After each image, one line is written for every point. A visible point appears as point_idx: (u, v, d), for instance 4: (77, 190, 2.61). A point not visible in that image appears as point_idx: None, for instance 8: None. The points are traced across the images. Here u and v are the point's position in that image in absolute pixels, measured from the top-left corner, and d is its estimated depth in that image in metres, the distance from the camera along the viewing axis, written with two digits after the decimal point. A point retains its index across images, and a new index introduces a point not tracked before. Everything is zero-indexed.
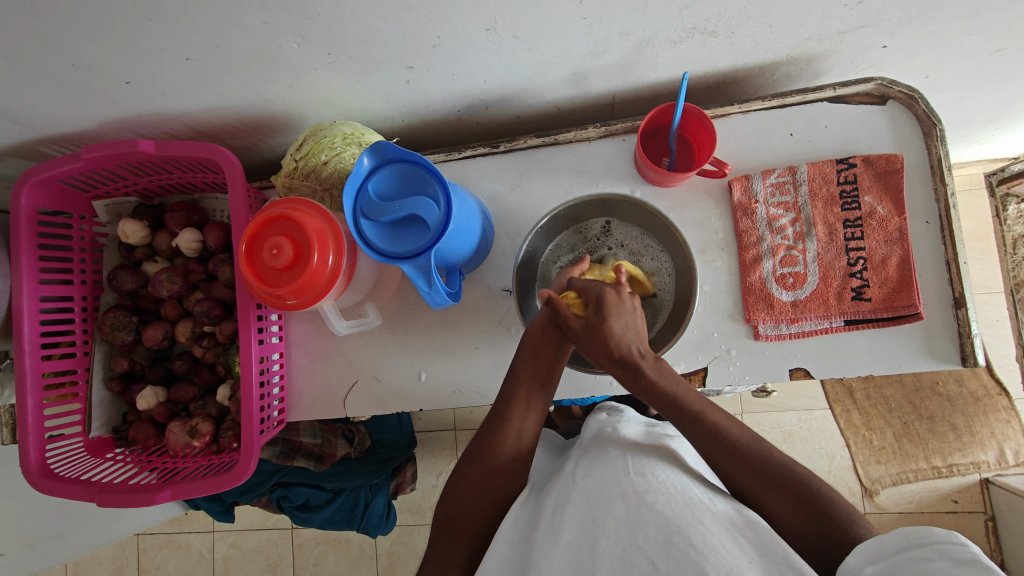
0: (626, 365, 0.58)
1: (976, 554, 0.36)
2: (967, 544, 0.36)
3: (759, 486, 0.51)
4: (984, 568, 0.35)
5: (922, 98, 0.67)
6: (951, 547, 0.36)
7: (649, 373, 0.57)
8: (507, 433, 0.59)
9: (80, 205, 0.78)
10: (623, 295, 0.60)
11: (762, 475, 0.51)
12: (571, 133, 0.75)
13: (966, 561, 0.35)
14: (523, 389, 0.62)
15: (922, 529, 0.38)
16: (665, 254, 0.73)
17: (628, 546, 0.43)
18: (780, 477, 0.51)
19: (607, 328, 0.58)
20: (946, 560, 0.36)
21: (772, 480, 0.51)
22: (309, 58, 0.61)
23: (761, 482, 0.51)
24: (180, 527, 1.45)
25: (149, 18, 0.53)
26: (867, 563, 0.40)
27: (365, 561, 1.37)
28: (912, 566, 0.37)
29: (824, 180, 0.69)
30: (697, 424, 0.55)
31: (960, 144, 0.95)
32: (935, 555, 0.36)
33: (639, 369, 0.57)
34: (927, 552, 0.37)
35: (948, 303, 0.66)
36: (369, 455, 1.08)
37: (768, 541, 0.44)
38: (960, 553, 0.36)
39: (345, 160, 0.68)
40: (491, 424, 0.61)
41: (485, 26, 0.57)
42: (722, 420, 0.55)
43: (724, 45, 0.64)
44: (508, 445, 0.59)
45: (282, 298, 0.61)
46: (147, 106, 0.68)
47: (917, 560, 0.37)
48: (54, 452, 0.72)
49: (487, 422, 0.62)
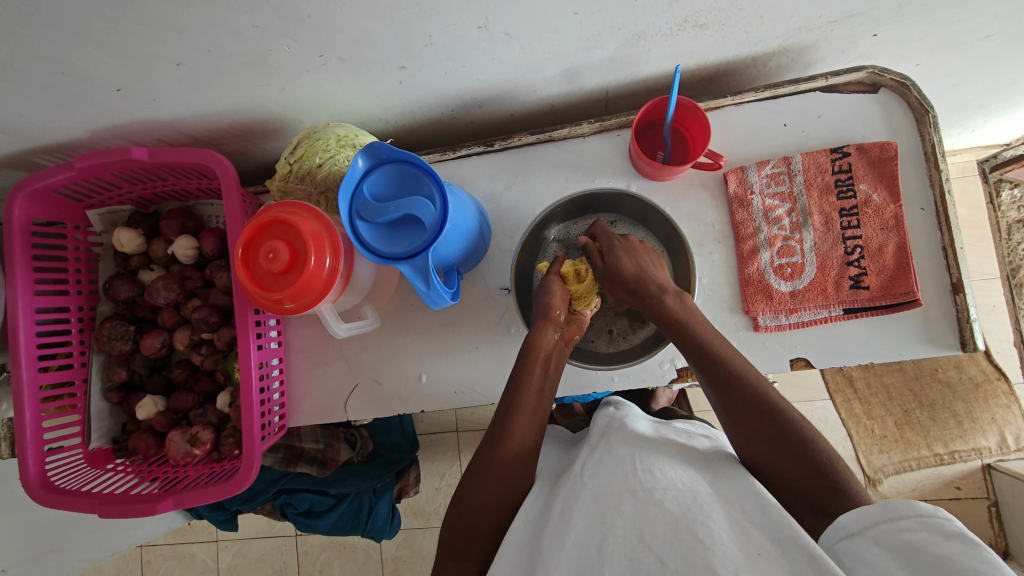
0: (642, 293, 0.61)
1: (961, 528, 0.38)
2: (953, 519, 0.38)
3: (769, 458, 0.51)
4: (969, 543, 0.37)
5: (914, 85, 0.67)
6: (938, 521, 0.38)
7: (668, 304, 0.60)
8: (512, 434, 0.57)
9: (74, 214, 0.77)
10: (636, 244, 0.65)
11: (786, 446, 0.50)
12: (566, 130, 0.75)
13: (954, 535, 0.37)
14: (534, 375, 0.60)
15: (910, 502, 0.40)
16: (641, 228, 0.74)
17: (637, 548, 0.43)
18: (763, 407, 0.53)
19: (622, 267, 0.62)
20: (933, 532, 0.38)
21: (755, 407, 0.53)
22: (301, 61, 0.61)
23: (775, 458, 0.51)
24: (185, 538, 1.45)
25: (138, 24, 0.52)
26: (857, 532, 0.42)
27: (371, 566, 1.36)
28: (898, 539, 0.39)
29: (819, 170, 0.69)
30: (685, 336, 0.58)
31: (953, 131, 0.95)
32: (923, 527, 0.38)
33: (658, 300, 0.60)
34: (913, 523, 0.39)
35: (946, 288, 0.67)
36: (372, 459, 1.08)
37: (779, 522, 0.43)
38: (948, 527, 0.38)
39: (340, 162, 0.68)
40: (497, 427, 0.58)
41: (477, 24, 0.57)
42: (710, 338, 0.57)
43: (716, 37, 0.64)
44: (515, 446, 0.56)
45: (279, 303, 0.60)
46: (139, 113, 0.68)
47: (905, 532, 0.39)
48: (54, 464, 0.71)
49: (489, 432, 0.59)
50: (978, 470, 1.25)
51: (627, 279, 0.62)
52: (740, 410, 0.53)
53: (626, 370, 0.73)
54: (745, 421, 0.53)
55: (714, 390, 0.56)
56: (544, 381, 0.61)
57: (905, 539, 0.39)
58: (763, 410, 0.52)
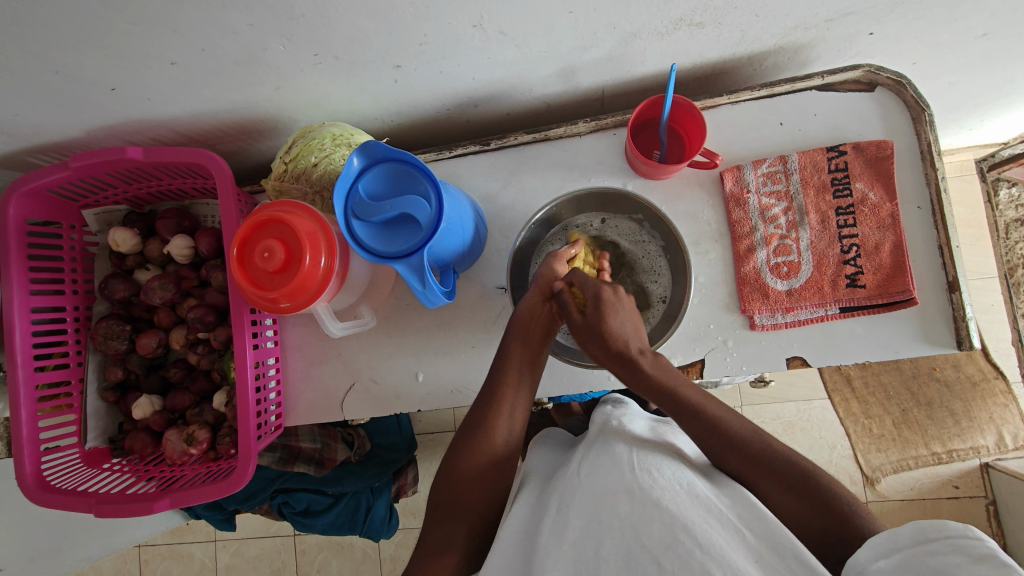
0: (624, 361, 0.61)
1: (991, 549, 0.37)
2: (984, 539, 0.38)
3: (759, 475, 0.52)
4: (1000, 563, 0.36)
5: (910, 83, 0.67)
6: (965, 542, 0.38)
7: (647, 367, 0.60)
8: (496, 430, 0.60)
9: (69, 214, 0.77)
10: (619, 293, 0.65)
11: (769, 468, 0.52)
12: (562, 129, 0.75)
13: (981, 557, 0.36)
14: (513, 365, 0.64)
15: (937, 523, 0.39)
16: (626, 219, 0.76)
17: (634, 548, 0.43)
18: (751, 449, 0.53)
19: (606, 322, 0.62)
20: (959, 554, 0.37)
21: (744, 448, 0.53)
22: (296, 60, 0.61)
23: (763, 473, 0.52)
24: (182, 538, 1.45)
25: (133, 23, 0.52)
26: (878, 557, 0.41)
27: (368, 565, 1.36)
28: (925, 562, 0.38)
29: (815, 169, 0.69)
30: (677, 403, 0.58)
31: (950, 130, 0.95)
32: (950, 549, 0.38)
33: (636, 363, 0.61)
34: (940, 546, 0.38)
35: (942, 287, 0.66)
36: (369, 459, 1.08)
37: (774, 532, 0.44)
38: (975, 548, 0.37)
39: (335, 161, 0.68)
40: (483, 406, 0.62)
41: (471, 23, 0.57)
42: (697, 398, 0.58)
43: (712, 36, 0.64)
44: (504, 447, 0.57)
45: (275, 302, 0.60)
46: (134, 113, 0.68)
47: (930, 554, 0.38)
48: (50, 464, 0.71)
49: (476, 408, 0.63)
50: (976, 468, 1.25)
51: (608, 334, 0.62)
52: (728, 452, 0.54)
53: None
54: (736, 465, 0.53)
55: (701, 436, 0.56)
56: (521, 370, 0.64)
57: (931, 561, 0.38)
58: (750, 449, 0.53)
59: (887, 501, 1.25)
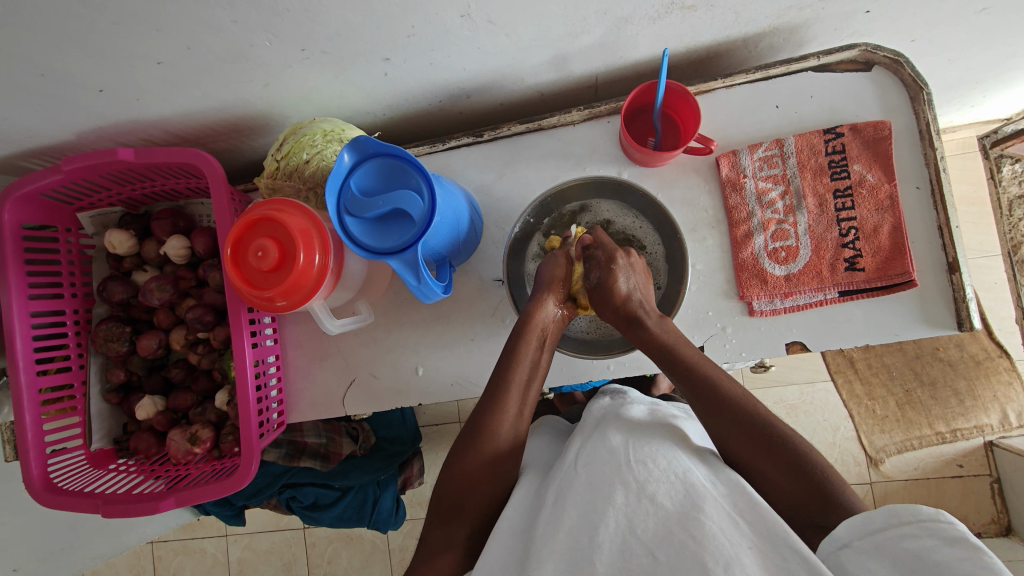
0: (633, 320, 0.65)
1: (963, 532, 0.36)
2: (954, 523, 0.37)
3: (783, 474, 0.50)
4: (969, 546, 0.36)
5: (908, 62, 0.65)
6: (937, 526, 0.37)
7: (653, 326, 0.64)
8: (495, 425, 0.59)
9: (65, 218, 0.78)
10: (631, 258, 0.68)
11: (797, 473, 0.50)
12: (555, 118, 0.74)
13: (952, 539, 0.36)
14: (526, 352, 0.64)
15: (911, 507, 0.39)
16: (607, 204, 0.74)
17: (629, 539, 0.43)
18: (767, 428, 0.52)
19: (616, 285, 0.66)
20: (934, 538, 0.37)
21: (739, 423, 0.53)
22: (283, 56, 0.60)
23: (797, 483, 0.49)
24: (194, 533, 1.47)
25: (115, 23, 0.52)
26: (856, 539, 0.41)
27: (378, 556, 1.38)
28: (899, 545, 0.38)
29: (812, 152, 0.68)
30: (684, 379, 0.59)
31: (951, 108, 0.94)
32: (923, 533, 0.37)
33: (644, 323, 0.64)
34: (914, 529, 0.38)
35: (942, 268, 0.66)
36: (375, 452, 1.10)
37: (767, 521, 0.43)
38: (947, 531, 0.37)
39: (327, 157, 0.67)
40: (479, 413, 0.60)
41: (459, 12, 0.56)
42: (719, 377, 0.58)
43: (705, 18, 0.63)
44: (504, 439, 0.59)
45: (271, 300, 0.60)
46: (123, 114, 0.67)
47: (905, 537, 0.38)
48: (56, 466, 0.72)
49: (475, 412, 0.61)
50: (981, 447, 1.25)
51: (622, 299, 0.66)
52: (735, 437, 0.53)
53: (622, 358, 0.72)
54: (739, 447, 0.53)
55: (734, 432, 0.53)
56: (525, 387, 0.62)
57: (907, 545, 0.37)
58: (781, 453, 0.51)
59: (892, 481, 1.26)
